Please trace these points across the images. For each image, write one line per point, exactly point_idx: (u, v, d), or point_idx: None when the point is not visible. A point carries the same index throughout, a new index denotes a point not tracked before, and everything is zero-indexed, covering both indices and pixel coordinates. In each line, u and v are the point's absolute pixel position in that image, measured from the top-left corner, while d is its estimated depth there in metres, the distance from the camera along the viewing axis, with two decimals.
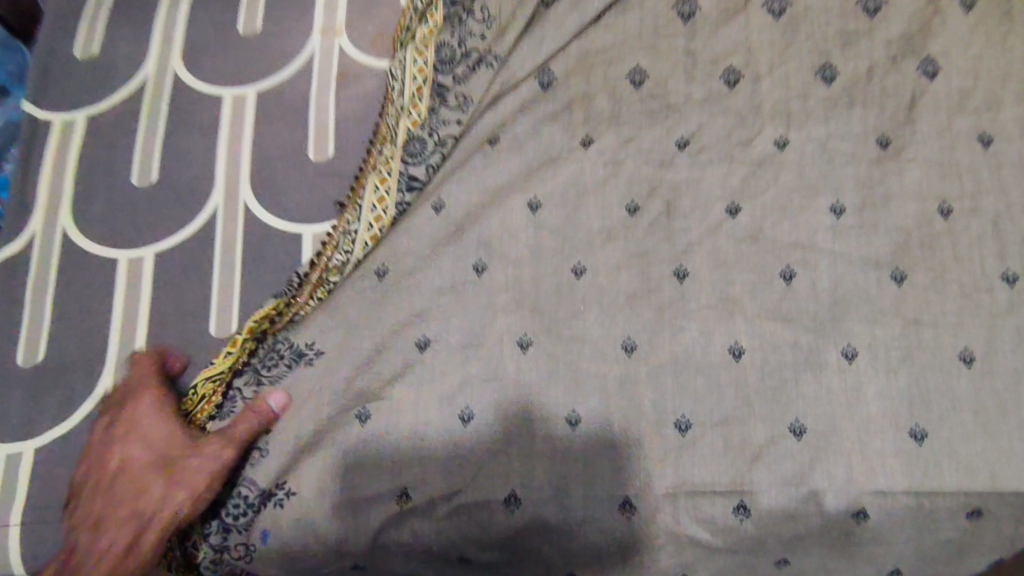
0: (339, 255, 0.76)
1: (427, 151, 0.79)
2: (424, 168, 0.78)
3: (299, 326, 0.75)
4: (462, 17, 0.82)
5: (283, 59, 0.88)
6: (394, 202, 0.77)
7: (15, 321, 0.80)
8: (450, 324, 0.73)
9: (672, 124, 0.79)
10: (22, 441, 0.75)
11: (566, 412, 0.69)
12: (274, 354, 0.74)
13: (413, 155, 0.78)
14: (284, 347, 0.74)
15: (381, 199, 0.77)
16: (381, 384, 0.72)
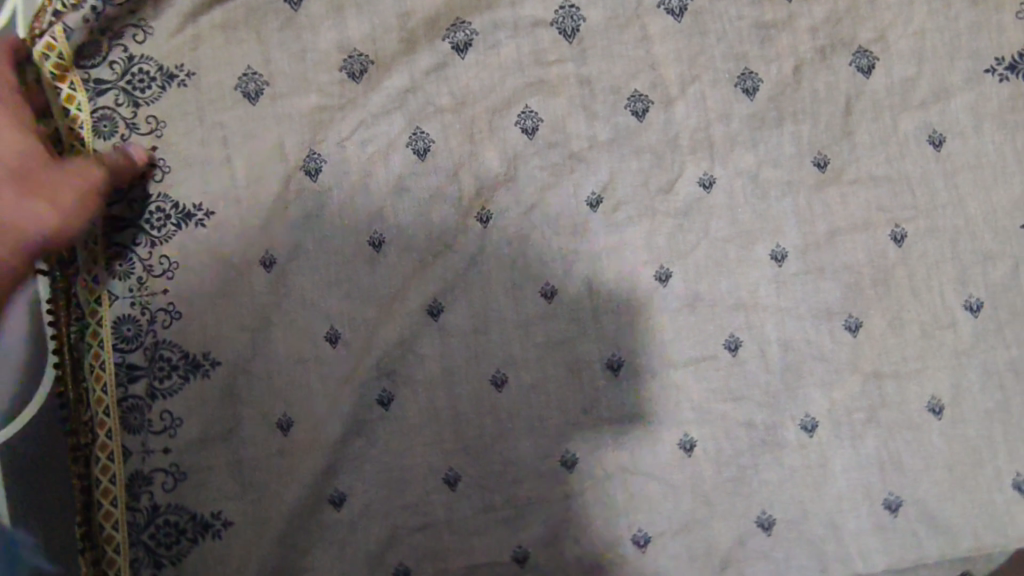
0: (148, 357, 0.66)
1: (131, 262, 0.67)
2: (157, 240, 0.67)
3: (191, 488, 0.64)
4: (128, 70, 0.69)
5: None
6: (164, 275, 0.67)
7: None
8: (365, 474, 0.63)
9: (579, 179, 0.66)
10: None
11: (511, 549, 0.62)
12: (177, 522, 0.64)
13: (153, 233, 0.67)
14: (189, 514, 0.64)
15: (142, 284, 0.67)
16: (298, 551, 0.63)
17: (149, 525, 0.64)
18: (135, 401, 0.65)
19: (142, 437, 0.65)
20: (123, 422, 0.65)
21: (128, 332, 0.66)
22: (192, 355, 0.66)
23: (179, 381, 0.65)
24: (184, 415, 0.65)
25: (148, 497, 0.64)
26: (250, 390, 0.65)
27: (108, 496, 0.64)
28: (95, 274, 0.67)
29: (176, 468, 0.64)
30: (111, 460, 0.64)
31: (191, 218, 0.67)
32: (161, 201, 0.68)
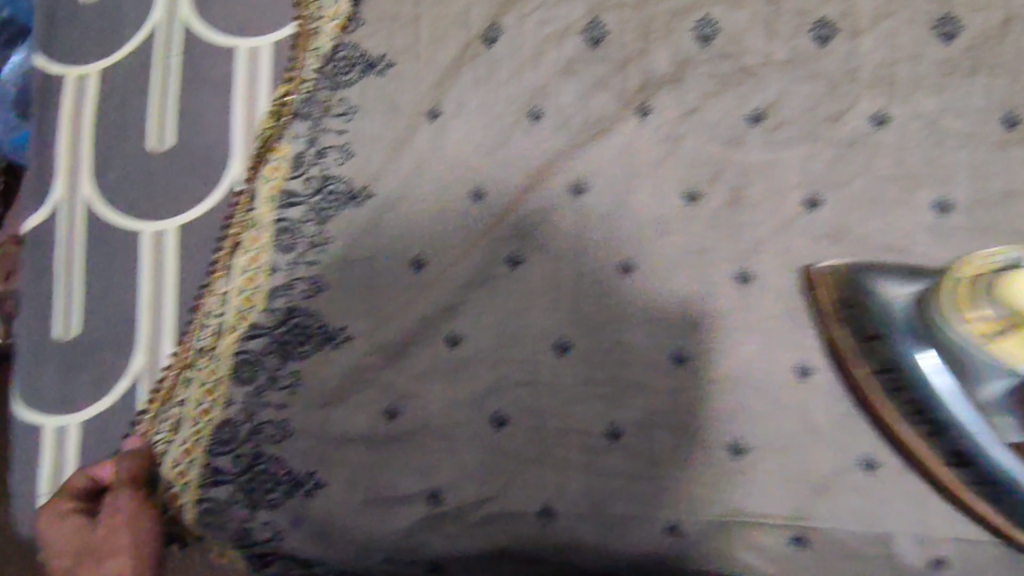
0: (308, 185, 0.73)
1: (314, 101, 0.75)
2: (344, 87, 0.74)
3: (323, 303, 0.70)
4: None
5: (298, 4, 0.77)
6: (340, 117, 0.74)
7: (46, 291, 0.77)
8: (481, 322, 0.68)
9: (746, 92, 0.66)
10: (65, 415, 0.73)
11: (606, 426, 0.63)
12: (301, 331, 0.70)
13: (339, 78, 0.74)
14: (313, 325, 0.70)
15: (320, 122, 0.74)
16: (408, 376, 0.69)
17: (280, 325, 0.71)
18: (288, 224, 0.72)
19: (290, 254, 0.72)
20: (276, 239, 0.72)
21: (300, 161, 0.74)
22: (353, 187, 0.72)
23: (338, 206, 0.72)
24: (334, 236, 0.71)
25: (282, 306, 0.71)
26: (393, 224, 0.70)
27: (252, 285, 0.72)
28: (285, 111, 0.75)
29: (317, 280, 0.71)
30: (261, 253, 0.72)
31: (375, 68, 0.74)
32: (351, 50, 0.75)
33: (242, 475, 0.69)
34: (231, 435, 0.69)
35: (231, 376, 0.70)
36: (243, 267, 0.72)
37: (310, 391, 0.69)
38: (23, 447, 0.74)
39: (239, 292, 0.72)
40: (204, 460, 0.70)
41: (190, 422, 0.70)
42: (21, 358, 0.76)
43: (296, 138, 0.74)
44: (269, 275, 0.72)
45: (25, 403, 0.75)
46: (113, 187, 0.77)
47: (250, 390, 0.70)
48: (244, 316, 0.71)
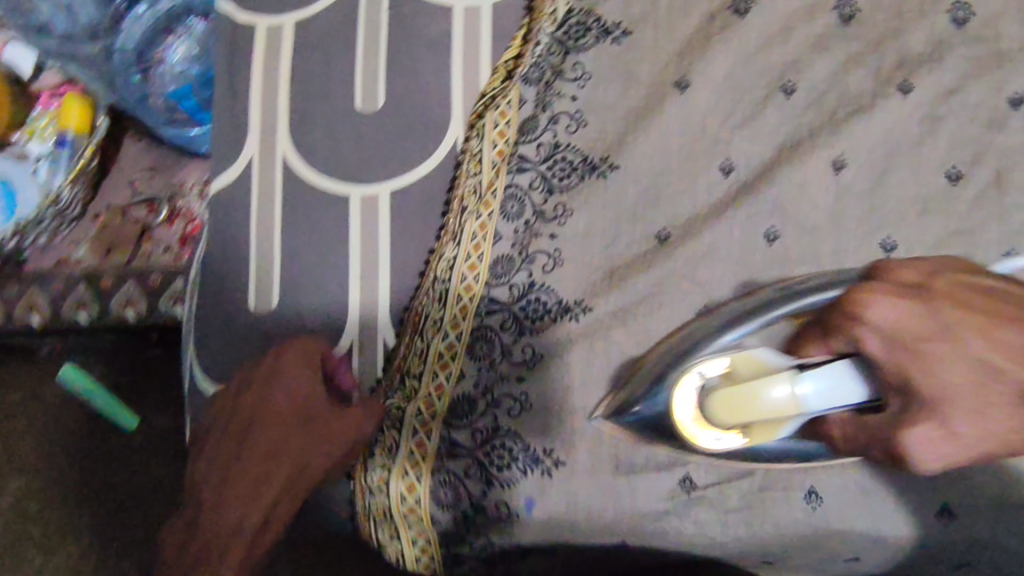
0: (539, 151, 0.70)
1: (544, 67, 0.72)
2: (577, 53, 0.72)
3: (559, 274, 0.67)
4: None
5: None
6: (573, 82, 0.71)
7: (241, 253, 0.71)
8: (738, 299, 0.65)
9: (1005, 76, 0.66)
10: None
11: None
12: (535, 302, 0.67)
13: (573, 44, 0.72)
14: (548, 296, 0.67)
15: (551, 88, 0.71)
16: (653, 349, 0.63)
17: (517, 298, 0.67)
18: (516, 190, 0.69)
19: (518, 223, 0.69)
20: (502, 206, 0.69)
21: (528, 125, 0.70)
22: (591, 159, 0.69)
23: (574, 177, 0.69)
24: (573, 208, 0.68)
25: (514, 275, 0.67)
26: (635, 197, 0.68)
27: (479, 252, 0.68)
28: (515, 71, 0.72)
29: (554, 252, 0.67)
30: (489, 220, 0.69)
31: (610, 35, 0.72)
32: (583, 16, 0.73)
33: (476, 451, 0.65)
34: (467, 408, 0.67)
35: (465, 349, 0.68)
36: (471, 233, 0.69)
37: (550, 368, 0.66)
38: None
39: (465, 262, 0.68)
40: (440, 433, 0.67)
41: (423, 396, 0.68)
42: (214, 326, 0.71)
43: (525, 103, 0.71)
44: (494, 244, 0.68)
45: (217, 375, 0.70)
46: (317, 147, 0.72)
47: (483, 363, 0.67)
48: (472, 287, 0.68)
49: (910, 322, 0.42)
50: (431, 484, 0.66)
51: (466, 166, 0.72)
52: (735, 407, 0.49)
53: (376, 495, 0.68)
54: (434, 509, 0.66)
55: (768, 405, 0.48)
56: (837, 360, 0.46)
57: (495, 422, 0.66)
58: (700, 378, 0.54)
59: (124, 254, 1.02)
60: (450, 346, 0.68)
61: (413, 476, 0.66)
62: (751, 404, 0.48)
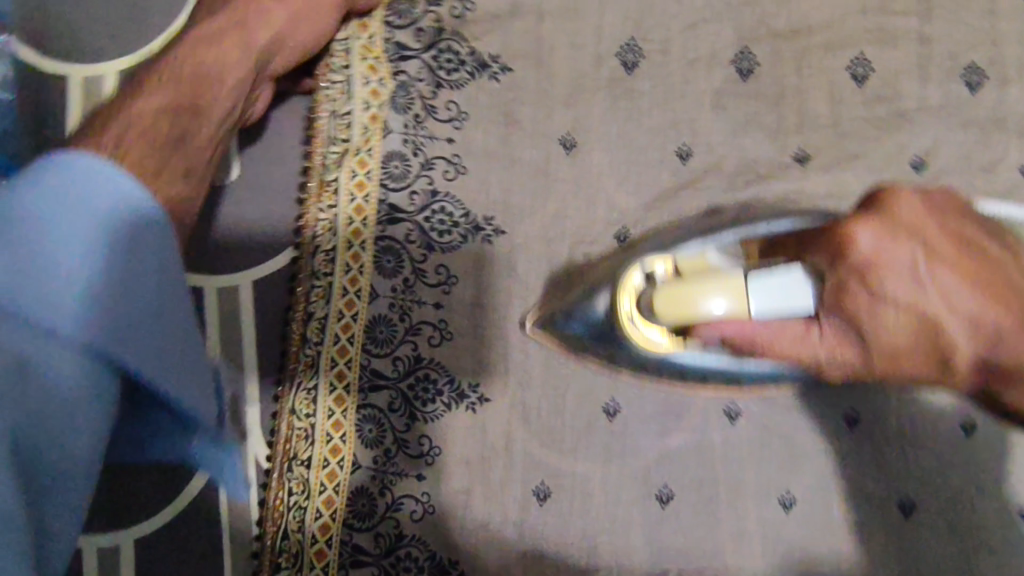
0: (412, 197, 0.63)
1: (410, 95, 0.64)
2: (451, 86, 0.64)
3: (445, 352, 0.62)
4: None
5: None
6: (449, 121, 0.64)
7: None
8: (641, 387, 0.62)
9: (903, 139, 0.64)
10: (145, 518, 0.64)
11: (778, 494, 0.61)
12: (424, 384, 0.61)
13: (445, 75, 0.64)
14: (439, 378, 0.61)
15: (419, 123, 0.64)
16: (552, 449, 0.61)
17: (406, 376, 0.61)
18: (390, 244, 0.62)
19: (394, 282, 0.62)
20: (376, 261, 0.62)
21: (396, 169, 0.63)
22: (474, 217, 0.63)
23: (457, 239, 0.63)
24: (459, 273, 0.62)
25: (396, 348, 0.61)
26: (529, 273, 0.63)
27: (348, 332, 0.61)
28: (375, 99, 0.64)
29: (442, 325, 0.62)
30: (361, 274, 0.62)
31: (488, 69, 0.64)
32: (455, 41, 0.64)
33: (378, 559, 0.60)
34: (369, 509, 0.60)
35: (348, 444, 0.60)
36: (341, 289, 0.62)
37: (447, 462, 0.61)
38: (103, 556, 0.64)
39: (334, 345, 0.61)
40: (341, 537, 0.60)
41: (309, 497, 0.60)
42: None
43: (391, 147, 0.63)
44: (369, 303, 0.61)
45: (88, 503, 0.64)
46: None
47: (377, 454, 0.60)
48: (349, 370, 0.61)
49: (885, 238, 0.44)
50: None
51: (320, 220, 0.63)
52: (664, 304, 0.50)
53: None
54: None
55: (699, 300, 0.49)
56: (791, 268, 0.47)
57: (397, 526, 0.60)
58: (643, 276, 0.54)
59: None
60: (330, 442, 0.60)
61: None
62: (688, 305, 0.49)
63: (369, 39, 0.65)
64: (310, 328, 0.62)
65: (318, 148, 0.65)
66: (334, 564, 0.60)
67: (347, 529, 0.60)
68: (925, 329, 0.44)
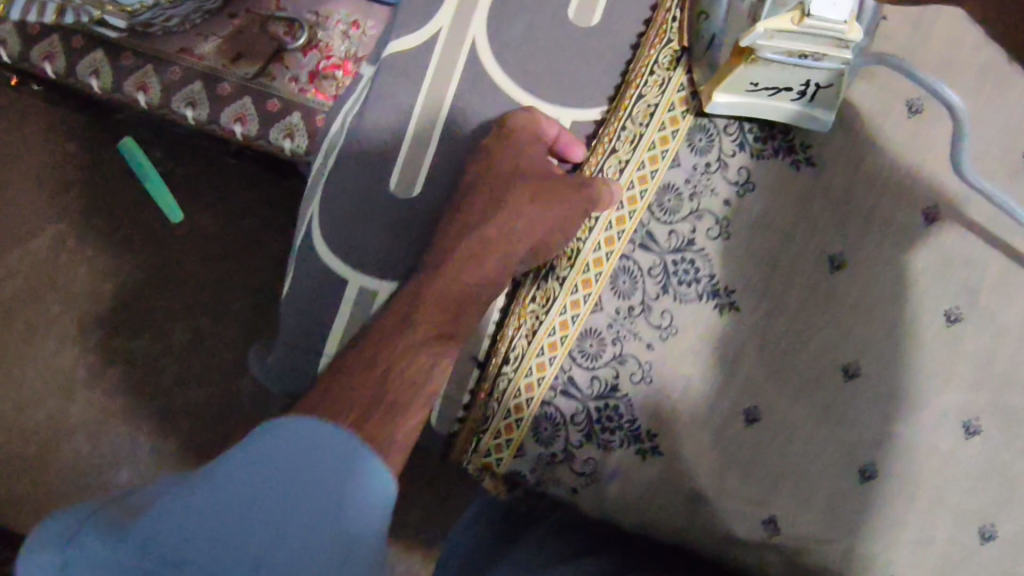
0: None
1: None
2: None
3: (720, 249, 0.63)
4: None
5: None
6: None
7: (381, 119, 0.66)
8: (893, 363, 0.60)
9: None
10: (381, 279, 0.65)
11: (982, 523, 0.58)
12: (688, 267, 0.63)
13: None
14: (705, 267, 0.63)
15: None
16: (779, 381, 0.61)
17: (675, 251, 0.63)
18: (708, 124, 0.63)
19: (699, 161, 0.63)
20: (689, 133, 0.64)
21: None
22: (793, 137, 0.63)
23: (770, 151, 0.63)
24: (757, 183, 0.63)
25: (678, 223, 0.63)
26: (823, 211, 0.62)
27: (642, 185, 0.64)
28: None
29: (724, 222, 0.63)
30: (672, 137, 0.64)
31: None
32: None
33: (583, 399, 0.62)
34: (597, 351, 0.63)
35: (601, 286, 0.63)
36: (650, 143, 0.64)
37: (681, 346, 0.62)
38: (318, 299, 0.66)
39: (627, 192, 0.64)
40: (562, 363, 0.63)
41: (548, 317, 0.63)
42: (348, 200, 0.66)
43: None
44: (671, 169, 0.64)
45: (335, 246, 0.66)
46: (509, 42, 0.66)
47: (621, 307, 0.63)
48: (627, 222, 0.64)
49: None
50: (532, 413, 0.63)
51: (652, 77, 0.65)
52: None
53: (475, 406, 0.64)
54: (523, 438, 0.63)
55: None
56: None
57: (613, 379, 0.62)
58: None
59: (251, 66, 0.97)
60: (586, 275, 0.64)
61: (523, 399, 0.63)
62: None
63: None
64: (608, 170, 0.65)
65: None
66: (544, 386, 0.63)
67: (569, 360, 0.63)
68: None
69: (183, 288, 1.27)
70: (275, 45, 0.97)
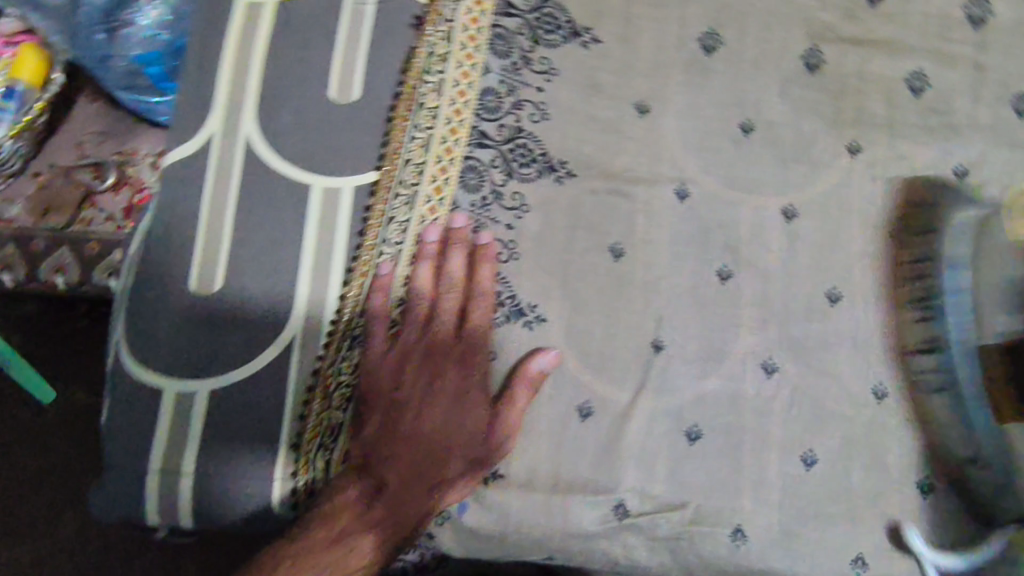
0: (501, 128, 0.71)
1: (513, 45, 0.72)
2: (558, 36, 0.73)
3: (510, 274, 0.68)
4: None
5: (394, 35, 0.72)
6: (541, 69, 0.72)
7: (170, 231, 0.68)
8: (686, 330, 0.66)
9: (952, 148, 0.71)
10: (197, 379, 0.65)
11: (802, 451, 0.64)
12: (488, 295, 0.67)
13: (543, 34, 0.73)
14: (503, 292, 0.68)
15: (518, 67, 0.72)
16: (596, 373, 0.66)
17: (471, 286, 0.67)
18: (475, 163, 0.70)
19: (475, 198, 0.69)
20: (461, 177, 0.70)
21: (490, 102, 0.71)
22: (550, 158, 0.70)
23: (533, 174, 0.70)
24: (531, 204, 0.70)
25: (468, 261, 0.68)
26: (594, 213, 0.69)
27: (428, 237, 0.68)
28: (478, 41, 0.72)
29: (512, 247, 0.69)
30: (445, 186, 0.69)
31: (579, 38, 0.73)
32: (557, 9, 0.73)
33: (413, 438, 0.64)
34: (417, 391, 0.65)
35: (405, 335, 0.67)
36: (426, 196, 0.69)
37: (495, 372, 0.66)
38: (138, 416, 0.65)
39: (413, 248, 0.69)
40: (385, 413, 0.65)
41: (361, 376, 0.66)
42: (151, 311, 0.67)
43: (486, 88, 0.71)
44: (450, 209, 0.69)
45: (147, 360, 0.66)
46: (279, 129, 0.69)
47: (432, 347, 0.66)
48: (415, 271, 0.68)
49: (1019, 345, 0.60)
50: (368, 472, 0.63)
51: (414, 137, 0.70)
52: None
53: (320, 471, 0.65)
54: None
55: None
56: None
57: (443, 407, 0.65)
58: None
59: (60, 218, 0.97)
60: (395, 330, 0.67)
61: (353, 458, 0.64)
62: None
63: None
64: (388, 234, 0.69)
65: (431, 25, 0.72)
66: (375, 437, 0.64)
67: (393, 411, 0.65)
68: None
69: (28, 468, 1.17)
70: (81, 192, 0.98)
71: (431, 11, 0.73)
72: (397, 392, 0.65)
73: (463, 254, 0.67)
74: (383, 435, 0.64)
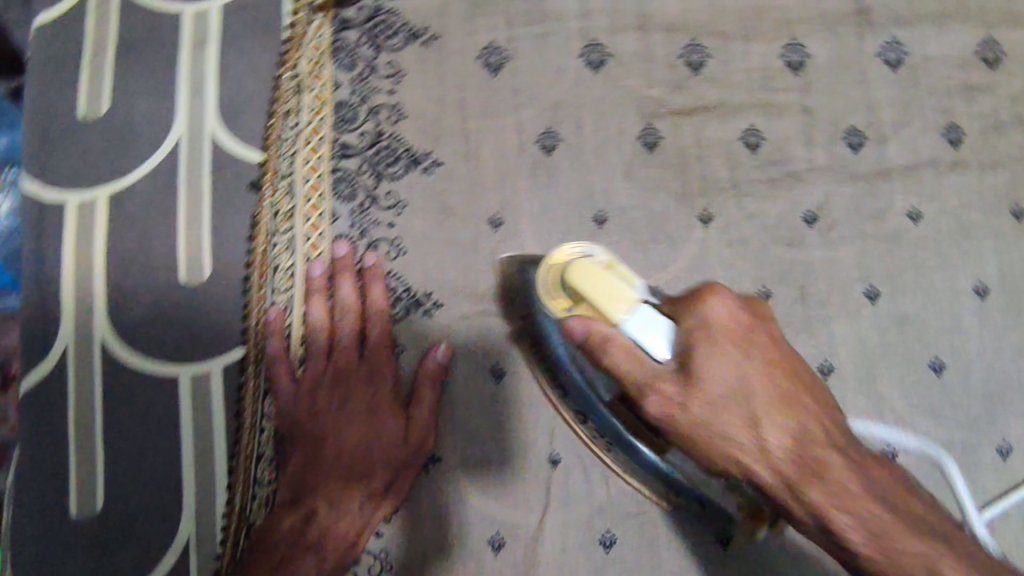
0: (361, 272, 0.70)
1: (356, 187, 0.71)
2: (400, 168, 0.72)
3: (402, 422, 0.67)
4: (364, 71, 0.74)
5: (235, 206, 0.71)
6: (389, 204, 0.71)
7: (44, 457, 0.67)
8: (581, 438, 0.67)
9: (799, 196, 0.72)
10: None
11: (717, 531, 0.66)
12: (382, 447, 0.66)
13: (384, 170, 0.72)
14: None
15: (365, 208, 0.71)
16: (502, 501, 0.66)
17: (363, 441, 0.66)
18: (342, 316, 0.69)
19: (348, 351, 0.68)
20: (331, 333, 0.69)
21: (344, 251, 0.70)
22: (415, 293, 0.70)
23: (401, 313, 0.70)
24: (405, 344, 0.69)
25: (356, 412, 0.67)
26: (468, 338, 0.69)
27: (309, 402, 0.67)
28: (321, 191, 0.71)
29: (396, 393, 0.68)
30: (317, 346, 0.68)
31: (421, 164, 0.72)
32: (394, 141, 0.73)
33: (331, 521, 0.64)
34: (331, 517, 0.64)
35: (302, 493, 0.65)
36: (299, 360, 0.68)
37: (403, 524, 0.66)
38: None
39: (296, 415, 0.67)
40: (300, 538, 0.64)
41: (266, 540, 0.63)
42: (37, 546, 0.65)
43: (338, 237, 0.71)
44: (326, 369, 0.68)
45: None
46: (136, 327, 0.68)
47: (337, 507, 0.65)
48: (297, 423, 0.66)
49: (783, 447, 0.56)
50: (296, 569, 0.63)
51: (275, 303, 0.69)
52: (580, 281, 0.61)
53: None
54: None
55: (626, 312, 0.58)
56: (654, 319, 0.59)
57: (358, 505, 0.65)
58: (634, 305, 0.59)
59: None
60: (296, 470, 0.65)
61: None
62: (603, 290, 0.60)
63: (310, 143, 0.72)
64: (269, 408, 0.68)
65: (269, 186, 0.71)
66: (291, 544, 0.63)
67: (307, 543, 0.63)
68: (879, 518, 0.56)
69: None
70: None
71: (267, 172, 0.72)
72: (293, 461, 0.66)
73: (352, 279, 0.69)
74: (298, 483, 0.65)
